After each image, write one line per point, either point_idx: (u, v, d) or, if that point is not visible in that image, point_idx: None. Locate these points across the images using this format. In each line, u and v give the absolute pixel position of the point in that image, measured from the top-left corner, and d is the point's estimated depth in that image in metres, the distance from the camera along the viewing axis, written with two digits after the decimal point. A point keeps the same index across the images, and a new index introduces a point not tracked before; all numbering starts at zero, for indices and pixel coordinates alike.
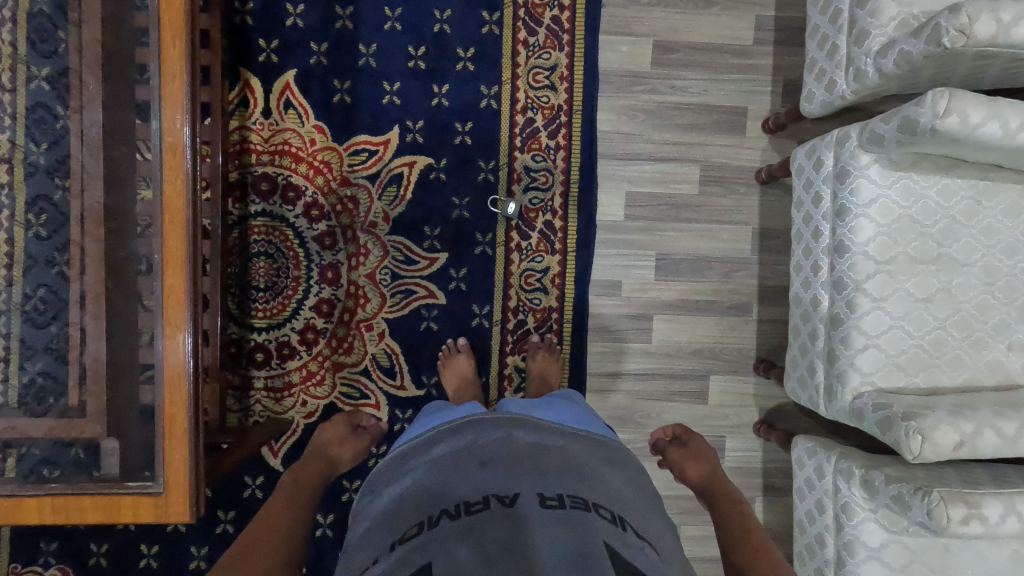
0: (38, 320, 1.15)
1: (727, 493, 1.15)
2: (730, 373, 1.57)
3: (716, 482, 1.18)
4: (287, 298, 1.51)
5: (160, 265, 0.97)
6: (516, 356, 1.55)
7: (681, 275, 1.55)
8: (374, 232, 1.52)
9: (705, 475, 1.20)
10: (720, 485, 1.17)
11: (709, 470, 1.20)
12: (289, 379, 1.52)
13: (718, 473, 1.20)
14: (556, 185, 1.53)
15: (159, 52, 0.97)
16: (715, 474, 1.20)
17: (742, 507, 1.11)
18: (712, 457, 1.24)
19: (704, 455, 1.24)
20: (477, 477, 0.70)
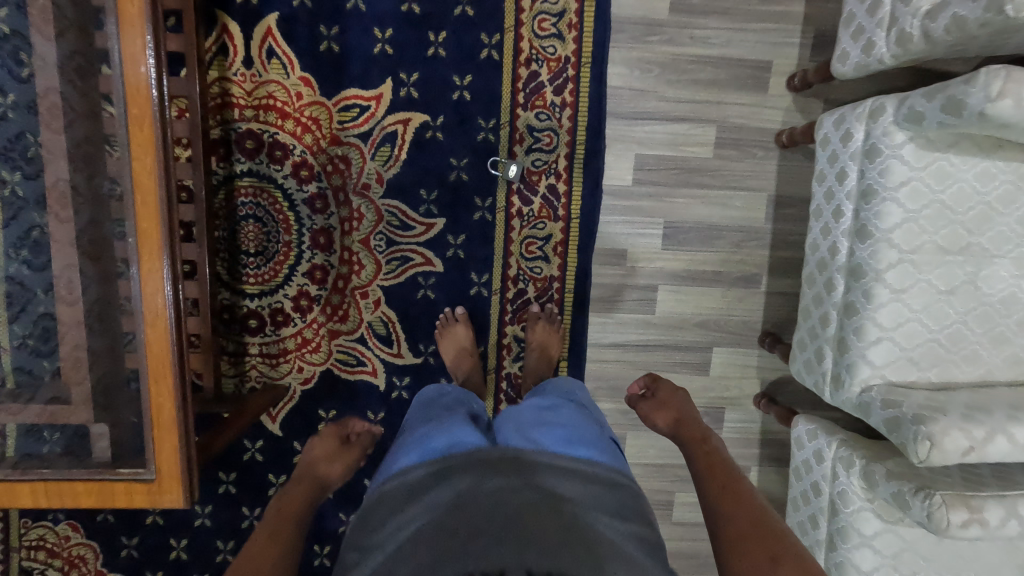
0: (36, 261, 1.02)
1: (702, 432, 1.14)
2: (734, 345, 1.53)
3: (691, 425, 1.17)
4: (279, 264, 1.46)
5: (136, 250, 0.90)
6: (515, 326, 1.51)
7: (689, 245, 1.49)
8: (367, 195, 1.44)
9: (677, 420, 1.21)
10: (695, 427, 1.16)
11: (679, 416, 1.22)
12: (284, 346, 1.50)
13: (692, 416, 1.21)
14: (561, 146, 1.43)
15: (116, 9, 0.86)
16: (688, 417, 1.21)
17: (714, 443, 1.10)
18: (683, 401, 1.27)
19: (674, 398, 1.28)
20: (467, 550, 0.67)
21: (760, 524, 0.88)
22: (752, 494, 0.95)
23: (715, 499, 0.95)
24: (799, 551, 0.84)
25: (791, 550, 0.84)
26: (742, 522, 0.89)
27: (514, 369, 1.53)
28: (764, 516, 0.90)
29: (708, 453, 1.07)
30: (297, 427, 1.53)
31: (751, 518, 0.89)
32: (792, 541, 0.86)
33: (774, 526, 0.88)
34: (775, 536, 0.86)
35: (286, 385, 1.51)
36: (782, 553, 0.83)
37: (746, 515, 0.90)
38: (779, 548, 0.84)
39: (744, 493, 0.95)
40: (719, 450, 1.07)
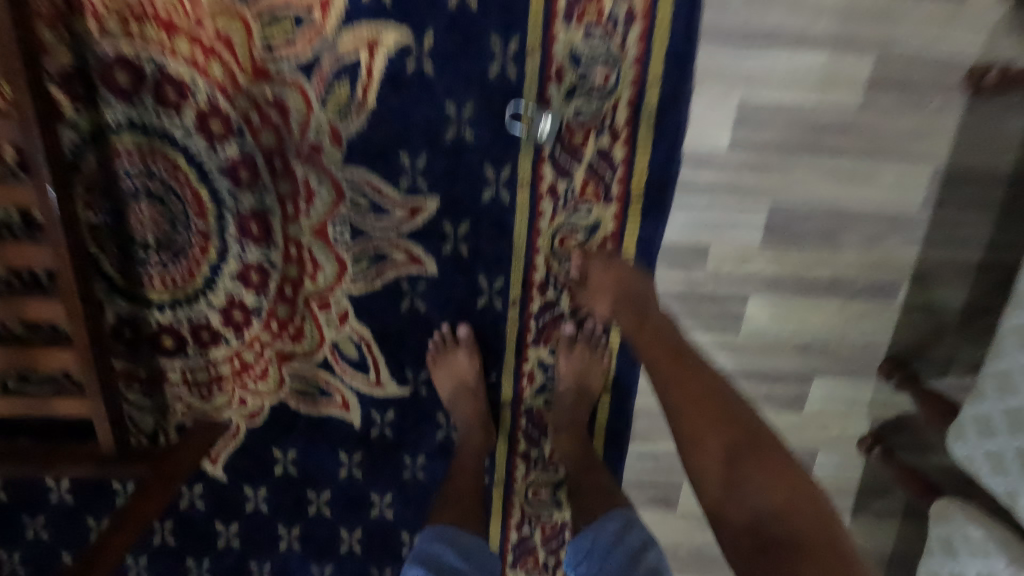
0: None
1: (648, 324, 0.95)
2: (842, 375, 1.10)
3: (638, 316, 0.96)
4: (196, 263, 0.99)
5: None
6: (541, 349, 1.07)
7: (803, 239, 1.00)
8: (318, 162, 0.94)
9: (619, 300, 0.97)
10: (645, 322, 0.95)
11: (619, 294, 0.97)
12: (217, 372, 1.07)
13: (637, 297, 0.97)
14: (622, 88, 0.90)
15: None
16: (632, 300, 0.97)
17: (671, 344, 0.92)
18: (624, 271, 0.97)
19: (618, 274, 0.97)
20: None
21: (729, 423, 0.78)
22: (718, 390, 0.83)
23: (671, 399, 0.84)
24: (774, 452, 0.75)
25: (766, 452, 0.74)
26: (705, 424, 0.79)
27: (539, 404, 1.11)
28: (732, 408, 0.80)
29: (660, 355, 0.90)
30: (246, 470, 1.15)
31: (716, 416, 0.79)
32: (765, 438, 0.77)
33: (746, 425, 0.78)
34: (744, 431, 0.77)
35: (226, 421, 1.11)
36: (743, 447, 0.75)
37: (707, 413, 0.80)
38: (744, 449, 0.75)
39: (705, 397, 0.82)
40: (669, 340, 0.93)
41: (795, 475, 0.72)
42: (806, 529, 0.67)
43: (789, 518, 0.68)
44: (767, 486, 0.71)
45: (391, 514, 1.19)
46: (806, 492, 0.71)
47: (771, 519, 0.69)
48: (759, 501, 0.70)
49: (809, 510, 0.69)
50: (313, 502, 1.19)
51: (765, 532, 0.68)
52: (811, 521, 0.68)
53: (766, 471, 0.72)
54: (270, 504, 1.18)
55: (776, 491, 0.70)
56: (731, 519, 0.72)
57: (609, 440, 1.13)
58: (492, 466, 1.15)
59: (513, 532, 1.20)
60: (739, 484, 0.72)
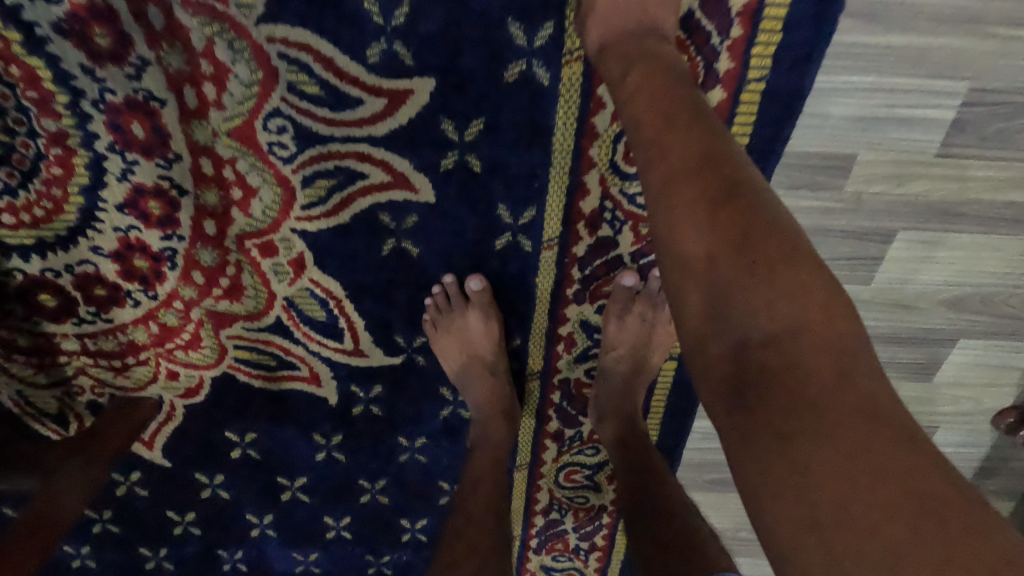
0: None
1: (645, 52, 0.52)
2: (1000, 336, 0.80)
3: (633, 41, 0.53)
4: (57, 185, 0.64)
5: None
6: (585, 308, 0.75)
7: (1000, 145, 0.64)
8: (224, 14, 0.57)
9: (617, 24, 0.54)
10: (633, 44, 0.53)
11: (622, 20, 0.54)
12: (129, 339, 0.76)
13: (637, 23, 0.54)
14: None
15: None
16: (629, 22, 0.54)
17: (650, 62, 0.51)
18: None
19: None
20: None
21: (715, 189, 0.42)
22: (704, 131, 0.45)
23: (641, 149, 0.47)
24: (786, 237, 0.39)
25: (768, 233, 0.39)
26: (674, 190, 0.43)
27: (578, 375, 0.81)
28: (725, 159, 0.43)
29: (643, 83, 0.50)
30: (193, 454, 0.88)
31: (691, 181, 0.43)
32: (770, 210, 0.40)
33: (740, 186, 0.41)
34: (737, 203, 0.41)
35: (155, 399, 0.82)
36: (733, 227, 0.40)
37: (681, 172, 0.44)
38: (735, 234, 0.40)
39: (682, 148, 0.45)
40: (652, 61, 0.51)
41: (820, 279, 0.37)
42: (824, 363, 0.35)
43: (796, 353, 0.36)
44: (773, 297, 0.37)
45: (386, 500, 0.91)
46: (837, 309, 0.37)
47: (763, 354, 0.37)
48: (747, 321, 0.38)
49: (834, 335, 0.36)
50: (284, 489, 0.90)
51: (753, 366, 0.37)
52: (836, 354, 0.36)
53: (759, 270, 0.38)
54: (231, 491, 0.90)
55: (788, 308, 0.37)
56: (704, 350, 0.40)
57: (669, 418, 0.85)
58: (515, 449, 0.87)
59: (539, 518, 0.95)
60: (718, 292, 0.39)
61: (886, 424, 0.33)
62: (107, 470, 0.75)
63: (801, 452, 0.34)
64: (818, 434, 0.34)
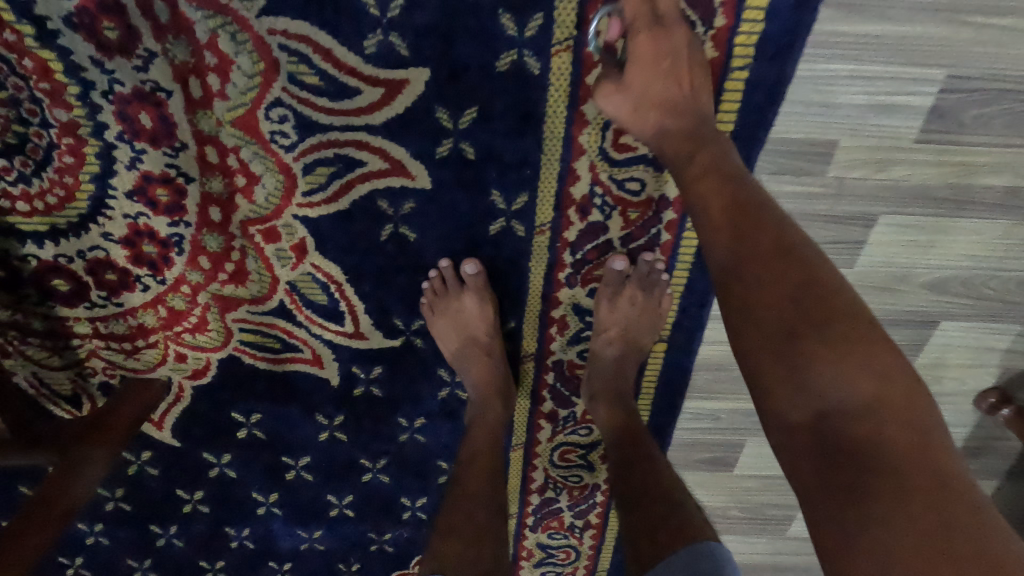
0: None
1: (703, 141, 0.57)
2: (980, 318, 0.82)
3: (691, 132, 0.58)
4: (69, 173, 0.66)
5: None
6: (577, 291, 0.78)
7: (978, 131, 0.66)
8: (226, 7, 0.60)
9: (670, 115, 0.59)
10: (693, 135, 0.58)
11: (670, 109, 0.59)
12: (138, 322, 0.79)
13: (687, 109, 0.59)
14: None
15: None
16: (686, 113, 0.59)
17: (713, 151, 0.56)
18: (684, 67, 0.59)
19: (671, 60, 0.59)
20: None
21: (794, 274, 0.46)
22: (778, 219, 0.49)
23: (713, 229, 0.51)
24: (866, 326, 0.43)
25: (847, 318, 0.43)
26: (752, 273, 0.47)
27: (571, 357, 0.84)
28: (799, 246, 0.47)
29: (710, 171, 0.54)
30: (200, 435, 0.91)
31: (770, 262, 0.47)
32: (846, 299, 0.44)
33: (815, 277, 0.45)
34: (815, 287, 0.45)
35: (164, 381, 0.85)
36: (813, 309, 0.44)
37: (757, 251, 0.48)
38: (815, 315, 0.44)
39: (760, 231, 0.49)
40: (714, 150, 0.56)
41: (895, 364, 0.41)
42: (904, 437, 0.39)
43: (880, 426, 0.39)
44: (854, 374, 0.41)
45: (387, 478, 0.94)
46: (915, 391, 0.41)
47: (846, 424, 0.40)
48: (829, 393, 0.41)
49: (913, 413, 0.39)
50: (288, 468, 0.94)
51: (837, 435, 0.40)
52: (914, 430, 0.39)
53: (841, 350, 0.42)
54: (238, 470, 0.93)
55: (868, 386, 0.41)
56: (786, 417, 0.43)
57: (659, 399, 0.88)
58: (511, 428, 0.90)
59: (535, 496, 0.98)
60: (800, 364, 0.43)
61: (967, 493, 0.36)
62: (110, 461, 0.77)
63: (887, 512, 0.36)
64: (900, 497, 0.37)
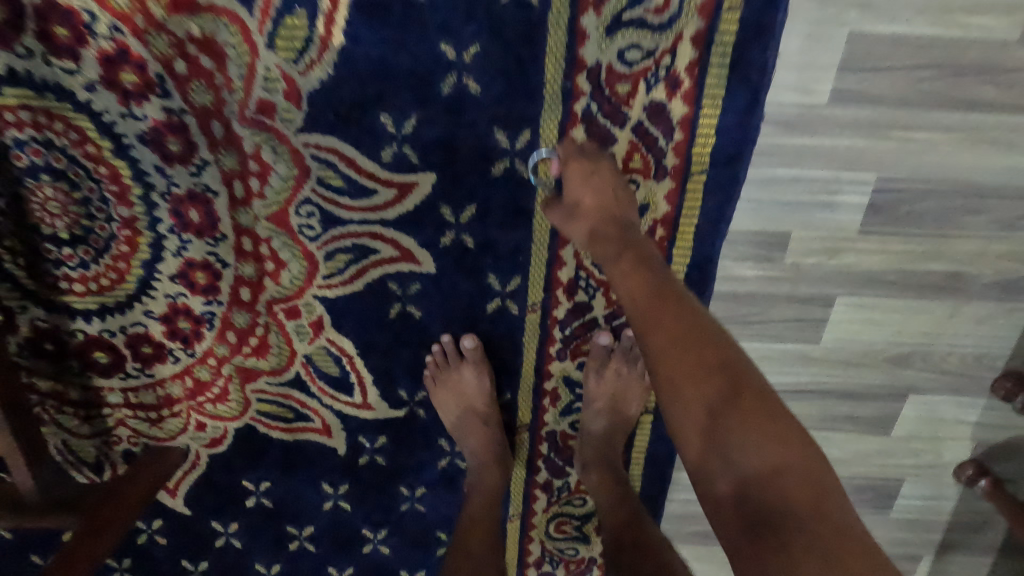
0: None
1: (620, 237, 0.66)
2: (946, 392, 0.88)
3: (612, 230, 0.67)
4: (123, 260, 0.77)
5: None
6: (568, 364, 0.85)
7: (913, 223, 0.76)
8: (271, 126, 0.71)
9: (597, 219, 0.69)
10: (615, 235, 0.66)
11: (600, 216, 0.69)
12: (166, 393, 0.87)
13: (609, 215, 0.68)
14: (686, 17, 0.65)
15: None
16: (607, 220, 0.68)
17: (631, 247, 0.64)
18: (608, 185, 0.70)
19: (597, 177, 0.70)
20: None
21: (705, 353, 0.52)
22: (690, 303, 0.56)
23: (633, 311, 0.58)
24: (766, 396, 0.49)
25: (753, 394, 0.50)
26: (671, 352, 0.53)
27: (563, 428, 0.90)
28: (709, 326, 0.54)
29: (630, 264, 0.62)
30: (210, 503, 0.95)
31: (685, 342, 0.53)
32: (746, 370, 0.51)
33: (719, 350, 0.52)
34: (719, 362, 0.51)
35: (182, 449, 0.91)
36: (722, 383, 0.50)
37: (671, 329, 0.54)
38: (727, 393, 0.49)
39: (674, 314, 0.55)
40: (633, 245, 0.64)
41: (791, 427, 0.48)
42: (804, 494, 0.45)
43: (786, 485, 0.46)
44: (762, 442, 0.47)
45: (387, 549, 0.97)
46: (810, 450, 0.47)
47: (760, 487, 0.47)
48: (743, 460, 0.47)
49: (808, 469, 0.46)
50: (293, 538, 0.97)
51: (756, 502, 0.46)
52: (814, 490, 0.45)
53: (748, 424, 0.48)
54: (243, 540, 0.96)
55: (773, 450, 0.47)
56: (712, 484, 0.49)
57: (649, 469, 0.92)
58: (508, 499, 0.94)
59: (532, 569, 1.00)
60: (718, 439, 0.49)
61: (857, 543, 0.43)
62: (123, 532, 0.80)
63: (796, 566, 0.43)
64: (806, 553, 0.43)
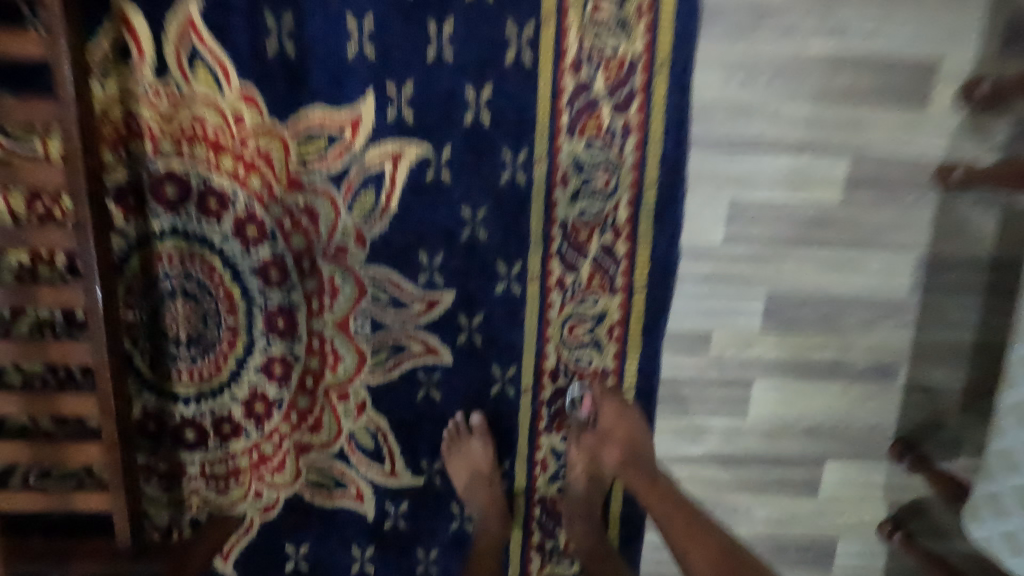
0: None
1: (642, 466, 1.03)
2: (854, 459, 1.11)
3: (636, 464, 1.03)
4: (224, 357, 1.04)
5: None
6: (554, 437, 1.09)
7: (799, 324, 1.05)
8: (343, 262, 1.02)
9: (622, 450, 1.04)
10: (638, 467, 1.03)
11: (625, 448, 1.04)
12: (235, 465, 1.09)
13: (637, 450, 1.05)
14: (623, 190, 0.99)
15: None
16: (634, 451, 1.04)
17: (653, 475, 1.02)
18: (633, 424, 1.05)
19: (623, 419, 1.05)
20: None
21: (721, 557, 0.90)
22: (705, 527, 0.95)
23: (668, 525, 0.96)
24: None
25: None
26: (699, 559, 0.91)
27: (552, 492, 1.11)
28: (721, 543, 0.93)
29: (657, 492, 1.00)
30: (256, 567, 1.13)
31: (708, 553, 0.91)
32: (740, 555, 0.91)
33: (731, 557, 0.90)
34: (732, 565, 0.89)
35: (240, 515, 1.11)
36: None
37: (697, 544, 0.92)
38: None
39: (696, 534, 0.94)
40: (654, 474, 1.02)
41: None
42: None
43: None
44: None
45: None
46: None
47: None
48: None
49: None
50: None
51: None
52: None
53: None
54: None
55: None
56: None
57: (623, 528, 1.12)
58: (507, 557, 1.12)
59: None
60: None
61: None
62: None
63: None
64: None
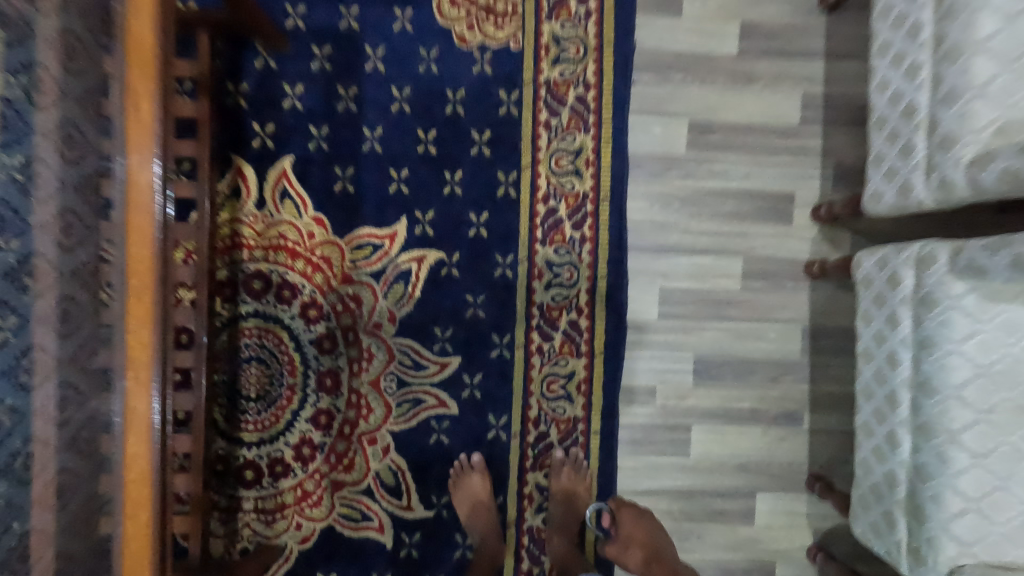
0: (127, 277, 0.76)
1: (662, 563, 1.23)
2: (779, 491, 1.39)
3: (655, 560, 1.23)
4: (282, 409, 1.36)
5: (123, 430, 0.89)
6: (538, 473, 1.38)
7: (722, 380, 1.39)
8: (378, 335, 1.38)
9: (643, 550, 1.25)
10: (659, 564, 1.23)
11: (644, 546, 1.25)
12: (282, 500, 1.36)
13: (657, 551, 1.25)
14: (582, 281, 1.38)
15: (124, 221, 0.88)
16: (653, 550, 1.25)
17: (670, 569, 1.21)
18: (648, 526, 1.27)
19: (638, 521, 1.28)
20: None
21: None
22: None
23: None
24: None
25: None
26: None
27: (538, 522, 1.37)
28: None
29: None
30: None
31: None
32: None
33: None
34: None
35: (282, 544, 1.36)
36: None
37: None
38: None
39: None
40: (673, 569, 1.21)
41: None
42: None
43: None
44: None
45: None
46: None
47: None
48: None
49: None
50: None
51: None
52: None
53: None
54: None
55: None
56: None
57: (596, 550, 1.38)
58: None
59: None
60: None
61: None
62: None
63: None
64: None
